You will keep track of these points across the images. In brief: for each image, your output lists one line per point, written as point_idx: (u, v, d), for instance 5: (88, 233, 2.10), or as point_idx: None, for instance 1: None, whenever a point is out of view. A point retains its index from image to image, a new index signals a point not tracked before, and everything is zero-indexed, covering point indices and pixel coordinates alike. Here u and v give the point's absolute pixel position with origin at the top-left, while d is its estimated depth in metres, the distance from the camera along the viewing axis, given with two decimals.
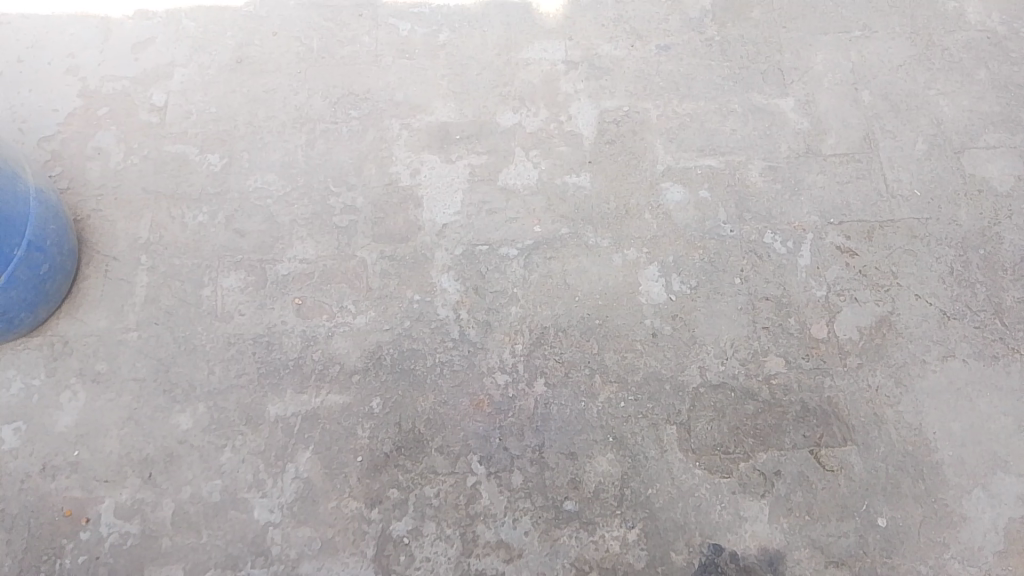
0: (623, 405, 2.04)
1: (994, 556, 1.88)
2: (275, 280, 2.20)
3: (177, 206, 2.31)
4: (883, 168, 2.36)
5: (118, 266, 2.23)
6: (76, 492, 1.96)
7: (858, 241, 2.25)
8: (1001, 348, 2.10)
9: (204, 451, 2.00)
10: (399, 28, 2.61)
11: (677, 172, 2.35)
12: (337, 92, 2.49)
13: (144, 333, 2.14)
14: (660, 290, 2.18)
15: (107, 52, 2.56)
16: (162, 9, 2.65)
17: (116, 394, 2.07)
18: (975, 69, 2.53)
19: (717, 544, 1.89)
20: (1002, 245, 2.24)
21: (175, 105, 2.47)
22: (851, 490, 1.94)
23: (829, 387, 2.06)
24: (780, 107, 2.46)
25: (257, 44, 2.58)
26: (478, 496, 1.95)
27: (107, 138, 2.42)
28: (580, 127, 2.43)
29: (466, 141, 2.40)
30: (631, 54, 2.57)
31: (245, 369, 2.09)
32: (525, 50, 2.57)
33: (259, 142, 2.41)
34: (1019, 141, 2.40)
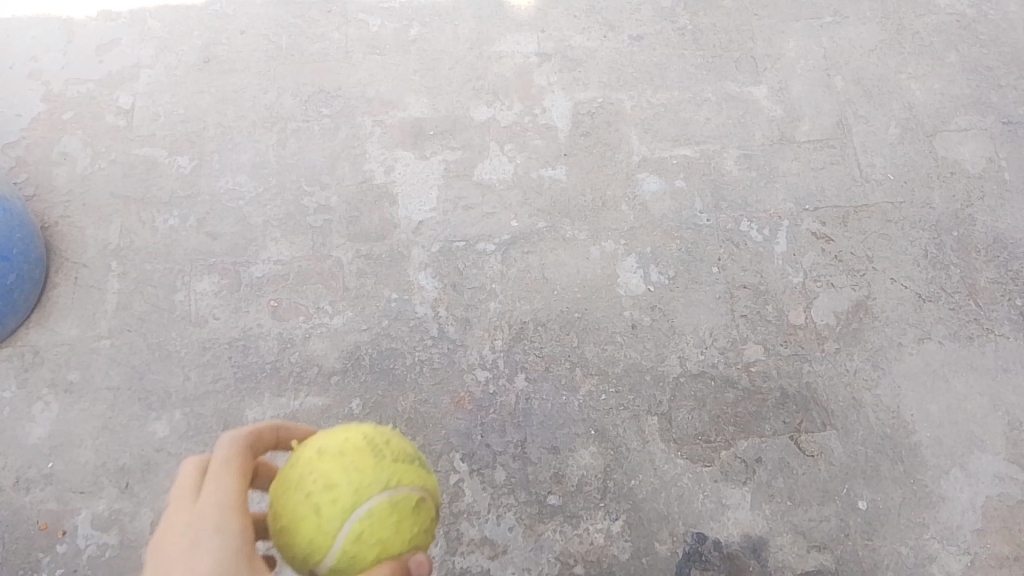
0: (604, 397, 2.04)
1: (974, 534, 1.90)
2: (250, 282, 2.18)
3: (147, 210, 2.28)
4: (857, 153, 2.37)
5: (89, 273, 2.20)
6: (51, 505, 1.93)
7: (833, 227, 2.26)
8: (976, 328, 2.12)
9: (182, 458, 1.98)
10: (370, 23, 2.59)
11: (652, 163, 2.35)
12: (308, 91, 2.46)
13: (117, 340, 2.11)
14: (638, 281, 2.18)
15: (71, 55, 2.52)
16: (126, 10, 2.60)
17: (90, 404, 2.04)
18: (945, 52, 2.55)
19: (700, 533, 1.90)
20: (975, 227, 2.26)
21: (143, 107, 2.44)
22: (832, 474, 1.95)
23: (807, 373, 2.07)
24: (753, 95, 2.47)
25: (225, 44, 2.55)
26: (461, 493, 1.94)
27: (74, 142, 2.38)
28: (554, 120, 2.42)
29: (440, 136, 2.39)
30: (604, 44, 2.56)
31: (222, 374, 2.06)
32: (497, 43, 2.55)
33: (230, 143, 2.38)
34: (990, 122, 2.42)
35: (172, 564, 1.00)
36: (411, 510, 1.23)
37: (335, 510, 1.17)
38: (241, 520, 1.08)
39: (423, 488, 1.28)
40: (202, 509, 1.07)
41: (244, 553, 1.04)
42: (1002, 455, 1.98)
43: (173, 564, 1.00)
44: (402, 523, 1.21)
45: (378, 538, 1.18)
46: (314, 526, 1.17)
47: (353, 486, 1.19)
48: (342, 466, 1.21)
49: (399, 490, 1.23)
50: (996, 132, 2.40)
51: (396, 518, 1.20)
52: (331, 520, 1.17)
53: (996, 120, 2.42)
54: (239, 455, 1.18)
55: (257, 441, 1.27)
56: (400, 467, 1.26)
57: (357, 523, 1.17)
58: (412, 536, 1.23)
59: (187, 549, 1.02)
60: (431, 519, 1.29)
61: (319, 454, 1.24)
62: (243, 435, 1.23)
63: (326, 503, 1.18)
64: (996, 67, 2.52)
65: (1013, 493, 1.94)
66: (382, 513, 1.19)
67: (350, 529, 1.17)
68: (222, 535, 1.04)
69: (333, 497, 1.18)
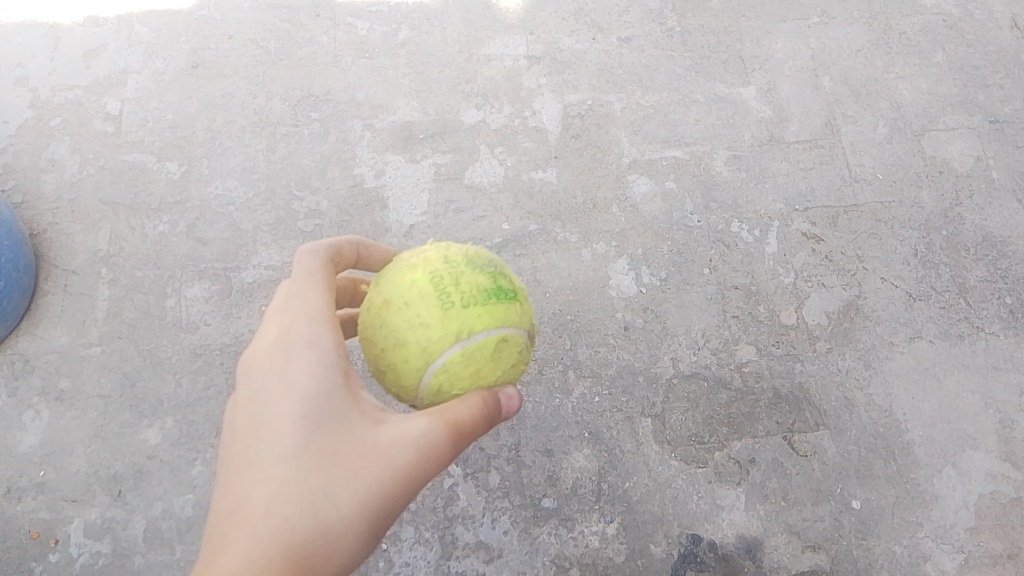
0: (597, 399, 2.04)
1: (967, 532, 1.91)
2: (241, 288, 2.16)
3: (136, 217, 2.26)
4: (846, 153, 2.38)
5: (78, 280, 2.18)
6: (42, 514, 1.92)
7: (824, 227, 2.27)
8: (966, 327, 2.13)
9: (174, 466, 1.96)
10: (358, 27, 2.58)
11: (643, 165, 2.35)
12: (297, 95, 2.45)
13: (107, 348, 2.10)
14: (630, 283, 2.18)
15: (57, 61, 2.50)
16: (113, 15, 2.59)
17: (81, 412, 2.03)
18: (931, 52, 2.56)
19: (695, 534, 1.90)
20: (964, 225, 2.27)
21: (131, 113, 2.42)
22: (825, 474, 1.96)
23: (800, 373, 2.07)
24: (742, 96, 2.47)
25: (213, 48, 2.53)
26: (455, 498, 1.94)
27: (61, 149, 2.36)
28: (545, 122, 2.42)
29: (430, 140, 2.38)
30: (593, 46, 2.56)
31: (214, 381, 2.05)
32: (487, 46, 2.55)
33: (219, 148, 2.37)
34: (977, 122, 2.44)
35: (270, 380, 1.14)
36: (489, 352, 1.29)
37: (413, 364, 1.28)
38: (333, 337, 1.18)
39: (502, 324, 1.31)
40: (292, 323, 1.18)
41: (335, 363, 1.16)
42: (994, 452, 1.99)
43: (270, 382, 1.13)
44: (480, 366, 1.29)
45: (460, 385, 1.29)
46: (399, 378, 1.31)
47: (424, 342, 1.27)
48: (409, 322, 1.29)
49: (473, 337, 1.28)
50: (983, 131, 2.42)
51: (473, 363, 1.29)
52: (413, 372, 1.29)
53: (983, 119, 2.44)
54: (319, 274, 1.29)
55: (332, 258, 1.37)
56: (472, 308, 1.29)
57: (437, 373, 1.28)
58: (494, 373, 1.32)
59: (282, 360, 1.14)
60: (519, 345, 1.34)
61: (389, 301, 1.32)
62: (318, 257, 1.32)
63: (405, 361, 1.29)
64: (982, 66, 2.54)
65: (1005, 490, 1.95)
66: (459, 360, 1.28)
67: (433, 380, 1.29)
68: (314, 351, 1.15)
69: (409, 352, 1.28)
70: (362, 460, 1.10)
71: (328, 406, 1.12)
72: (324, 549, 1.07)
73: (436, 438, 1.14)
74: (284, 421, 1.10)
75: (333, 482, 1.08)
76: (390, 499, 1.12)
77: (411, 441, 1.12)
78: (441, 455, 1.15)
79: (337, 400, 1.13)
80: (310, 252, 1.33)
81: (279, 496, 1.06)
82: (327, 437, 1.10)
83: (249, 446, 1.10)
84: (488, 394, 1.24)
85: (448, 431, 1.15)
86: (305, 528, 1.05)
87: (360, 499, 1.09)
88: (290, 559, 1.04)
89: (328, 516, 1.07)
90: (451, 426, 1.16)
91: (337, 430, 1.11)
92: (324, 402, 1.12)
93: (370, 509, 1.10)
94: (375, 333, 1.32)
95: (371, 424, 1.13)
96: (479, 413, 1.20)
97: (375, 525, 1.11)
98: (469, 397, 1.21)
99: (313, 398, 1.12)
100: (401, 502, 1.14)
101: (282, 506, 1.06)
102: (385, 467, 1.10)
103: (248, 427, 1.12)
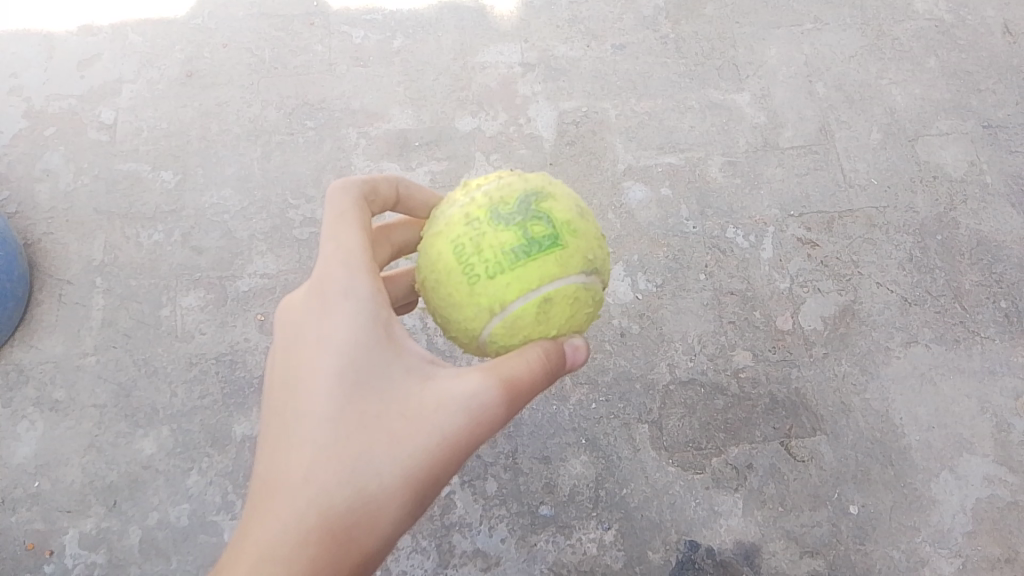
0: (594, 406, 2.03)
1: (964, 536, 1.91)
2: (236, 297, 2.16)
3: (131, 226, 2.26)
4: (840, 159, 2.39)
5: (72, 290, 2.17)
6: (37, 525, 1.91)
7: (819, 232, 2.27)
8: (962, 331, 2.13)
9: (169, 476, 1.96)
10: (352, 35, 2.58)
11: (638, 171, 2.36)
12: (292, 103, 2.46)
13: (102, 357, 2.09)
14: (627, 289, 2.18)
15: (52, 70, 2.50)
16: (107, 24, 2.58)
17: (76, 422, 2.02)
18: (924, 58, 2.57)
19: (693, 540, 1.90)
20: (959, 230, 2.28)
21: (125, 122, 2.42)
22: (823, 479, 1.96)
23: (796, 378, 2.07)
24: (736, 102, 2.48)
25: (208, 57, 2.53)
26: (452, 506, 1.93)
27: (55, 158, 2.36)
28: (540, 129, 2.42)
29: (426, 147, 2.38)
30: (587, 54, 2.57)
31: (209, 390, 2.04)
32: (481, 53, 2.55)
33: (214, 157, 2.37)
34: (970, 127, 2.44)
35: (308, 332, 1.14)
36: (531, 316, 1.25)
37: (466, 335, 1.31)
38: (371, 284, 1.16)
39: (538, 284, 1.23)
40: (330, 276, 1.16)
41: (375, 320, 1.14)
42: (990, 456, 1.99)
43: (309, 333, 1.14)
44: (526, 330, 1.27)
45: (515, 346, 1.29)
46: (461, 343, 1.35)
47: (464, 319, 1.27)
48: (445, 299, 1.28)
49: (508, 308, 1.24)
50: (977, 136, 2.43)
51: (519, 330, 1.26)
52: (470, 342, 1.32)
53: (977, 124, 2.45)
54: (357, 213, 1.24)
55: (367, 195, 1.32)
56: (500, 278, 1.23)
57: (489, 341, 1.30)
58: (545, 330, 1.27)
59: (321, 315, 1.14)
60: (569, 294, 1.26)
61: (426, 272, 1.31)
62: (353, 194, 1.28)
63: (459, 333, 1.31)
64: (975, 71, 2.55)
65: (1001, 494, 1.95)
66: (503, 330, 1.26)
67: (489, 345, 1.31)
68: (351, 300, 1.14)
69: (457, 326, 1.30)
70: (405, 425, 1.11)
71: (368, 368, 1.12)
72: (367, 509, 1.10)
73: (485, 400, 1.13)
74: (324, 385, 1.10)
75: (375, 448, 1.10)
76: (435, 463, 1.13)
77: (456, 406, 1.12)
78: (489, 417, 1.14)
79: (377, 359, 1.13)
80: (344, 186, 1.28)
81: (320, 458, 1.08)
82: (368, 397, 1.11)
83: (290, 408, 1.12)
84: (536, 352, 1.19)
85: (496, 393, 1.14)
86: (347, 495, 1.08)
87: (402, 465, 1.10)
88: (332, 525, 1.08)
89: (371, 479, 1.09)
90: (501, 385, 1.13)
91: (379, 393, 1.12)
92: (365, 359, 1.12)
93: (413, 474, 1.11)
94: (426, 302, 1.34)
95: (415, 387, 1.13)
96: (536, 368, 1.17)
97: (419, 488, 1.13)
98: (521, 355, 1.17)
99: (353, 360, 1.11)
100: (447, 463, 1.15)
101: (323, 473, 1.08)
102: (429, 432, 1.11)
103: (289, 387, 1.13)
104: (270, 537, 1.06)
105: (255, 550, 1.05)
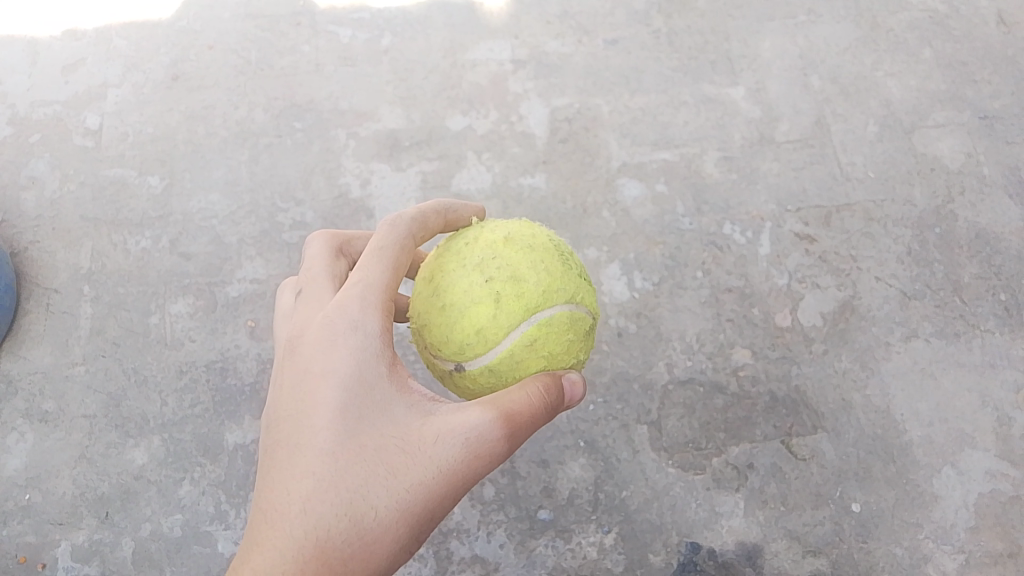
0: (592, 408, 2.00)
1: (967, 532, 1.89)
2: (226, 303, 2.12)
3: (118, 233, 2.22)
4: (837, 152, 2.36)
5: (60, 299, 2.14)
6: (29, 538, 1.89)
7: (816, 227, 2.24)
8: (962, 324, 2.11)
9: (161, 486, 1.93)
10: (340, 34, 2.54)
11: (632, 168, 2.33)
12: (279, 105, 2.42)
13: (91, 367, 2.06)
14: (623, 288, 2.15)
15: (36, 76, 2.46)
16: (92, 27, 2.54)
17: (66, 433, 1.99)
18: (919, 49, 2.54)
19: (694, 542, 1.87)
20: (957, 222, 2.25)
21: (111, 127, 2.39)
22: (824, 477, 1.93)
23: (796, 376, 2.04)
24: (731, 97, 2.45)
25: (194, 60, 2.50)
26: (450, 512, 1.91)
27: (40, 165, 2.32)
28: (531, 127, 2.39)
29: (416, 147, 2.35)
30: (579, 49, 2.53)
31: (200, 398, 2.01)
32: (471, 51, 2.52)
33: (201, 160, 2.33)
34: (967, 118, 2.42)
35: (314, 363, 1.11)
36: (567, 337, 1.32)
37: (505, 314, 1.27)
38: (383, 321, 1.16)
39: (580, 318, 1.36)
40: (340, 307, 1.15)
41: (381, 353, 1.13)
42: (992, 450, 1.96)
43: (314, 364, 1.11)
44: (554, 345, 1.31)
45: (536, 355, 1.30)
46: (474, 329, 1.27)
47: (527, 297, 1.28)
48: (531, 263, 1.31)
49: (578, 306, 1.35)
50: (973, 127, 2.40)
51: (558, 339, 1.31)
52: (500, 323, 1.27)
53: (973, 115, 2.42)
54: (390, 250, 1.25)
55: (417, 232, 1.32)
56: (585, 284, 1.38)
57: (522, 333, 1.28)
58: (558, 358, 1.33)
59: (327, 346, 1.11)
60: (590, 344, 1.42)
61: (514, 239, 1.35)
62: (399, 232, 1.28)
63: (497, 308, 1.27)
64: (970, 62, 2.52)
65: (1004, 489, 1.92)
66: (545, 329, 1.30)
67: (515, 340, 1.28)
68: (360, 334, 1.12)
69: (507, 303, 1.27)
70: (405, 457, 1.07)
71: (372, 401, 1.09)
72: (363, 547, 1.03)
73: (487, 433, 1.12)
74: (326, 412, 1.07)
75: (375, 483, 1.05)
76: (434, 499, 1.08)
77: (458, 438, 1.10)
78: (492, 451, 1.12)
79: (381, 393, 1.10)
80: (393, 224, 1.29)
81: (318, 490, 1.02)
82: (371, 431, 1.07)
83: (289, 439, 1.07)
84: (558, 378, 1.27)
85: (498, 427, 1.13)
86: (344, 530, 1.02)
87: (402, 499, 1.06)
88: (326, 561, 1.00)
89: (368, 515, 1.04)
90: (503, 420, 1.13)
91: (381, 427, 1.08)
92: (367, 393, 1.09)
93: (411, 510, 1.07)
94: (467, 279, 1.29)
95: (417, 420, 1.11)
96: (536, 404, 1.18)
97: (415, 527, 1.08)
98: (521, 390, 1.19)
99: (357, 390, 1.09)
100: (445, 501, 1.11)
101: (321, 504, 1.02)
102: (429, 465, 1.08)
103: (289, 419, 1.08)
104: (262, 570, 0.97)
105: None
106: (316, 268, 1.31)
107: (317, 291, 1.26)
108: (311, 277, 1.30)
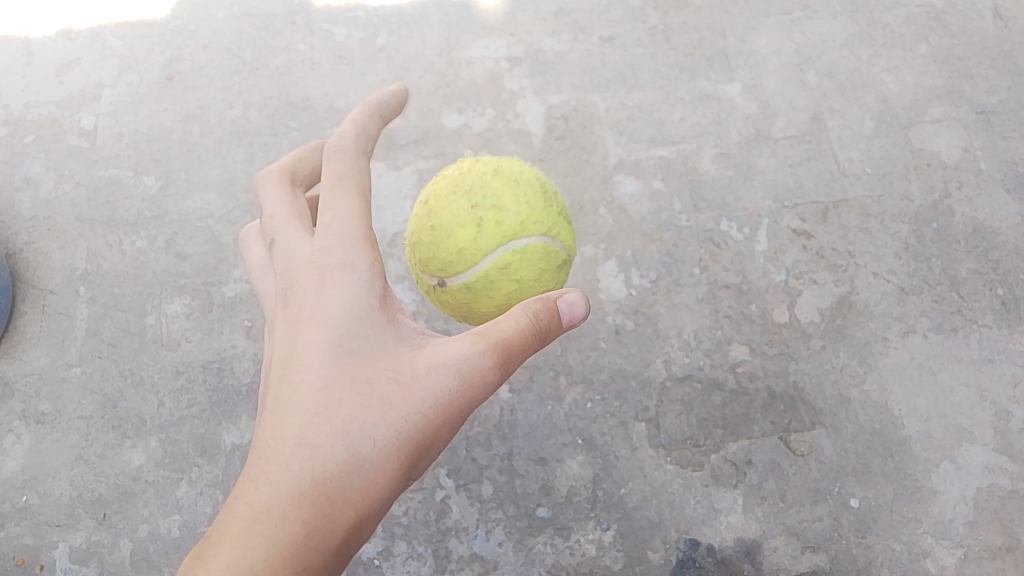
0: (590, 405, 2.00)
1: (966, 527, 1.88)
2: (222, 303, 2.12)
3: (114, 233, 2.22)
4: (833, 148, 2.36)
5: (56, 300, 2.14)
6: (27, 540, 1.89)
7: (813, 223, 2.24)
8: (959, 319, 2.11)
9: (159, 487, 1.92)
10: (335, 33, 2.54)
11: (629, 165, 2.32)
12: (275, 104, 2.41)
13: (87, 368, 2.05)
14: (620, 285, 2.15)
15: (30, 77, 2.46)
16: (86, 28, 2.53)
17: (63, 434, 1.99)
18: (915, 44, 2.54)
19: (693, 538, 1.87)
20: (954, 217, 2.24)
21: (106, 128, 2.38)
22: (823, 473, 1.93)
23: (794, 372, 2.04)
24: (727, 93, 2.45)
25: (189, 59, 2.49)
26: (448, 510, 1.91)
27: (35, 166, 2.32)
28: (527, 125, 2.38)
29: (412, 146, 2.35)
30: (575, 47, 2.52)
31: (197, 398, 2.01)
32: (467, 49, 2.51)
33: (196, 160, 2.33)
34: (963, 113, 2.41)
35: (303, 304, 1.10)
36: (535, 272, 1.38)
37: (481, 232, 1.34)
38: (371, 252, 1.13)
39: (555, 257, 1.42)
40: (324, 243, 1.12)
41: (372, 285, 1.11)
42: (990, 445, 1.96)
43: (304, 304, 1.10)
44: (520, 278, 1.37)
45: (509, 279, 1.37)
46: (457, 249, 1.34)
47: (508, 225, 1.35)
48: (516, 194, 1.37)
49: (556, 239, 1.41)
50: (969, 123, 2.40)
51: (531, 267, 1.37)
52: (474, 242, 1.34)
53: (969, 110, 2.42)
54: (356, 177, 1.21)
55: (365, 151, 1.28)
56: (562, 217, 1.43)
57: (499, 257, 1.35)
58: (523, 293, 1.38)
59: (315, 285, 1.10)
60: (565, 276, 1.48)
61: (503, 170, 1.41)
62: (349, 155, 1.23)
63: (477, 228, 1.35)
64: (967, 57, 2.52)
65: (1002, 483, 1.92)
66: (515, 259, 1.36)
67: (493, 263, 1.35)
68: (350, 270, 1.10)
69: (486, 222, 1.35)
70: (397, 388, 1.08)
71: (363, 337, 1.09)
72: (362, 477, 1.06)
73: (479, 362, 1.12)
74: (318, 352, 1.07)
75: (369, 416, 1.07)
76: (429, 427, 1.10)
77: (447, 369, 1.11)
78: (483, 379, 1.13)
79: (372, 329, 1.10)
80: (340, 148, 1.25)
81: (314, 427, 1.04)
82: (363, 366, 1.08)
83: (284, 377, 1.08)
84: (553, 301, 1.22)
85: (489, 356, 1.13)
86: (342, 461, 1.04)
87: (398, 429, 1.08)
88: (326, 493, 1.03)
89: (366, 447, 1.06)
90: (494, 348, 1.13)
91: (374, 363, 1.09)
92: (358, 329, 1.09)
93: (407, 438, 1.09)
94: (455, 203, 1.36)
95: (407, 354, 1.11)
96: (527, 331, 1.16)
97: (412, 454, 1.10)
98: (511, 317, 1.17)
99: (347, 328, 1.08)
100: (440, 428, 1.12)
101: (317, 440, 1.04)
102: (422, 398, 1.09)
103: (283, 360, 1.09)
104: (263, 504, 1.00)
105: (241, 518, 1.00)
106: (283, 209, 1.27)
107: (292, 229, 1.23)
108: (283, 217, 1.26)
